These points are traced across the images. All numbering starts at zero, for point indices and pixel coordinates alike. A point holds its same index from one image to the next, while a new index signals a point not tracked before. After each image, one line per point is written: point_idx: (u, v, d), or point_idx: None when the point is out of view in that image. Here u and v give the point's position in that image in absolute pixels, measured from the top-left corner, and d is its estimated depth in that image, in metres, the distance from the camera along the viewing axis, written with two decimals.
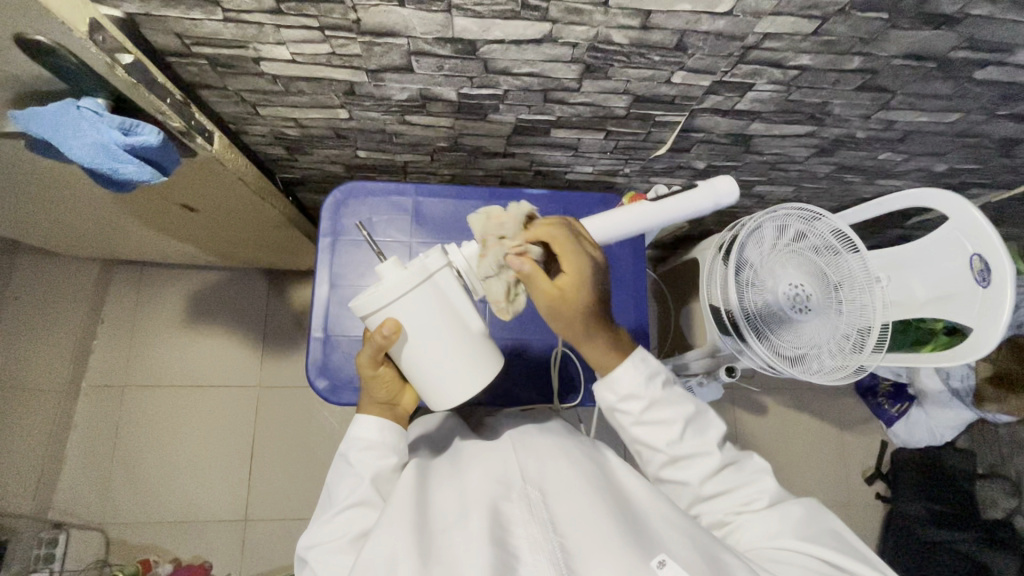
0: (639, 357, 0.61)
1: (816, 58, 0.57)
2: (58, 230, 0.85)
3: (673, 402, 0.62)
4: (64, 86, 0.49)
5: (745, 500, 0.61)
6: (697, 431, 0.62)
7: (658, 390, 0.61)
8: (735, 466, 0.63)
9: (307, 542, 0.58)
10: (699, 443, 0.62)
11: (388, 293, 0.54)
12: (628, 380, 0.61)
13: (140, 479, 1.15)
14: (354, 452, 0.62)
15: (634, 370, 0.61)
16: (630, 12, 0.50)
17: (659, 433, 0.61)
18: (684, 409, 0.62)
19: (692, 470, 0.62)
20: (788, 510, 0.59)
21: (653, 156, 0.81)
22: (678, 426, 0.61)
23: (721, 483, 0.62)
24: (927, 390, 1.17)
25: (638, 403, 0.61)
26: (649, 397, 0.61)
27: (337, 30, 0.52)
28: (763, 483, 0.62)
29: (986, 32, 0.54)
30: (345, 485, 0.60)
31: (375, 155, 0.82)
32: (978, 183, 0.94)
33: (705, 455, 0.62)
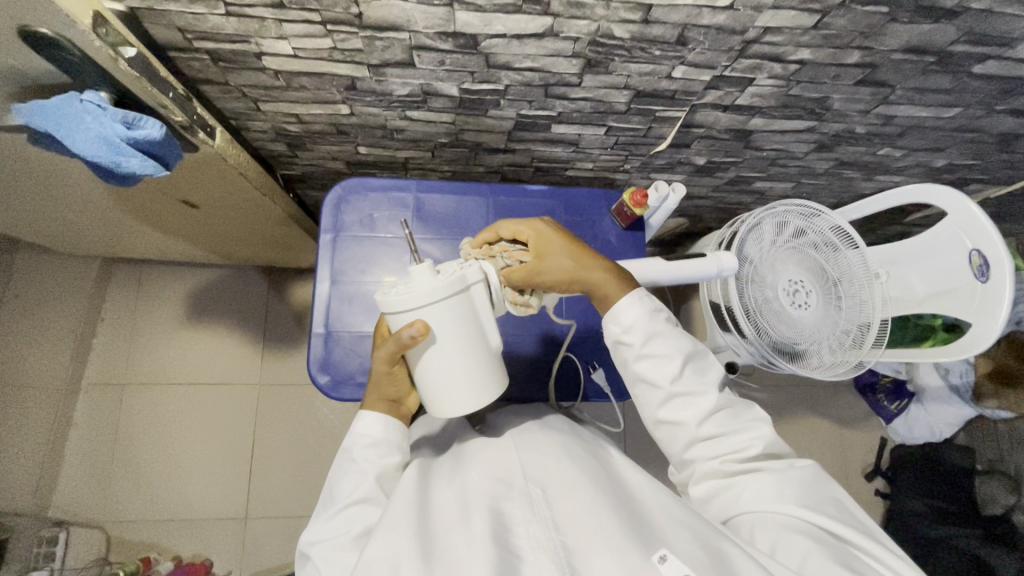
0: (642, 294, 0.61)
1: (816, 53, 0.57)
2: (59, 226, 0.85)
3: (675, 336, 0.61)
4: (67, 79, 0.49)
5: (743, 449, 0.61)
6: (697, 373, 0.62)
7: (661, 324, 0.61)
8: (732, 412, 0.62)
9: (308, 540, 0.58)
10: (699, 383, 0.61)
11: (423, 299, 0.53)
12: (631, 311, 0.60)
13: (141, 477, 1.15)
14: (355, 449, 0.62)
15: (638, 305, 0.60)
16: (631, 5, 0.50)
17: (661, 368, 0.60)
18: (685, 345, 0.61)
19: (691, 411, 0.61)
20: (787, 475, 0.59)
21: (653, 151, 0.82)
22: (678, 361, 0.60)
23: (717, 426, 0.61)
24: (927, 386, 1.20)
25: (638, 338, 0.60)
26: (650, 329, 0.60)
27: (339, 24, 0.53)
28: (761, 432, 0.62)
29: (985, 25, 0.54)
30: (346, 484, 0.60)
31: (376, 151, 0.82)
32: (977, 178, 0.95)
33: (704, 395, 0.61)
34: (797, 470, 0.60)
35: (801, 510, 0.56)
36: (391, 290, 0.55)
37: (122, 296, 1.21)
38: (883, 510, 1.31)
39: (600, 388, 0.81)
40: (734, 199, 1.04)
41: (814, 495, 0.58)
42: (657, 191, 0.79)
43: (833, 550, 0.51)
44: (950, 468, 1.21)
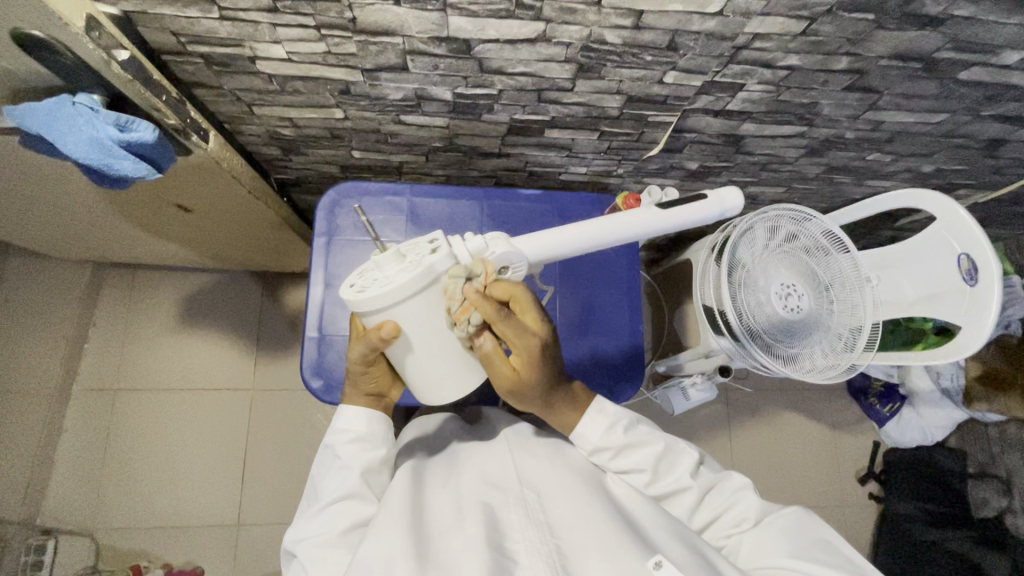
0: (602, 406, 0.63)
1: (804, 59, 0.58)
2: (49, 229, 0.85)
3: (641, 443, 0.63)
4: (61, 82, 0.49)
5: (735, 524, 0.62)
6: (669, 466, 0.64)
7: (625, 437, 0.62)
8: (715, 488, 0.65)
9: (295, 537, 0.57)
10: (675, 479, 0.63)
11: (396, 295, 0.51)
12: (593, 431, 0.62)
13: (129, 483, 1.14)
14: (339, 443, 0.60)
15: (598, 423, 0.62)
16: (623, 12, 0.51)
17: (636, 477, 0.63)
18: (652, 448, 0.63)
19: (679, 506, 0.64)
20: (774, 526, 0.60)
21: (646, 156, 0.82)
22: (650, 468, 0.63)
23: (709, 511, 0.63)
24: (918, 390, 1.21)
25: (607, 452, 0.62)
26: (616, 446, 0.62)
27: (333, 29, 0.53)
28: (748, 500, 0.63)
29: (970, 32, 0.55)
30: (329, 479, 0.59)
31: (370, 155, 0.82)
32: (965, 184, 0.96)
33: (686, 487, 0.63)
34: (781, 518, 0.60)
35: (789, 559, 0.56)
36: (359, 283, 0.54)
37: (113, 300, 1.20)
38: (876, 514, 1.32)
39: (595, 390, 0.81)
40: None
41: (798, 542, 0.57)
42: (650, 196, 0.82)
43: None
44: (944, 474, 1.22)
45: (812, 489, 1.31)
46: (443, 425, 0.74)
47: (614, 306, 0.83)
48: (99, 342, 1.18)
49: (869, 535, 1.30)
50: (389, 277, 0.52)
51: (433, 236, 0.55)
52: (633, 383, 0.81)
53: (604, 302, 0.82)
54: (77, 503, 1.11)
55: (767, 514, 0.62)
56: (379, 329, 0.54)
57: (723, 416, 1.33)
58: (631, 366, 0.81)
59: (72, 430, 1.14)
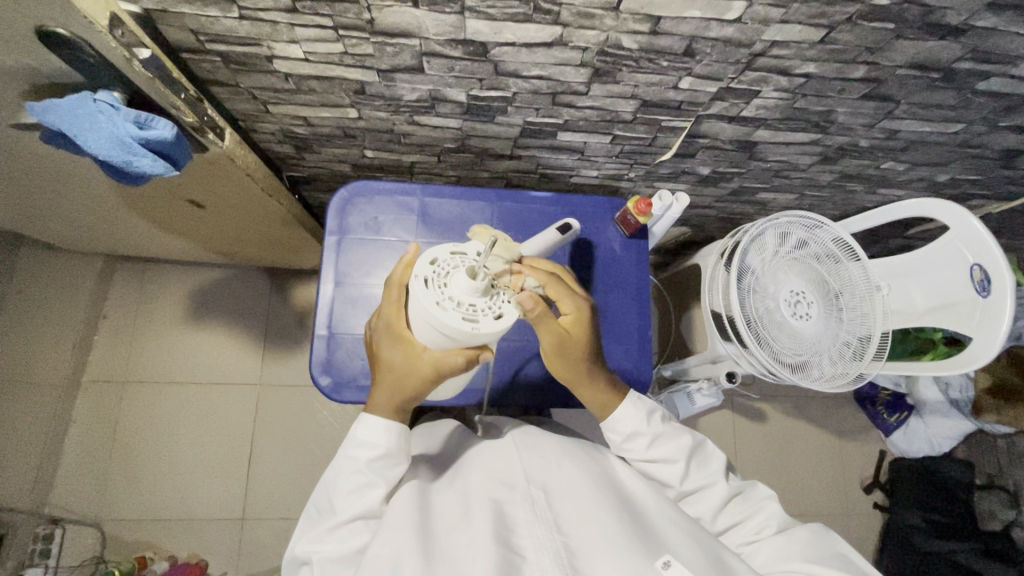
0: (635, 398, 0.66)
1: (822, 67, 0.58)
2: (63, 221, 0.86)
3: (673, 435, 0.65)
4: (82, 79, 0.50)
5: (756, 530, 0.62)
6: (700, 466, 0.66)
7: (658, 426, 0.65)
8: (742, 496, 0.65)
9: (310, 547, 0.56)
10: (705, 476, 0.65)
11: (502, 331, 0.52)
12: (627, 421, 0.64)
13: (136, 476, 1.14)
14: (365, 459, 0.58)
15: (633, 410, 0.65)
16: (641, 17, 0.51)
17: (664, 471, 0.64)
18: (683, 442, 0.65)
19: (704, 505, 0.64)
20: (794, 534, 0.60)
21: (658, 161, 0.82)
22: (681, 464, 0.64)
23: (732, 515, 0.64)
24: (926, 401, 1.21)
25: (641, 438, 0.64)
26: (651, 433, 0.64)
27: (351, 30, 0.53)
28: (772, 508, 0.63)
29: (990, 43, 0.55)
30: (351, 494, 0.57)
31: (382, 154, 0.83)
32: (979, 194, 0.95)
33: (713, 486, 0.64)
34: (802, 529, 0.61)
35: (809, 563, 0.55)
36: (453, 310, 0.50)
37: (123, 293, 1.21)
38: (881, 523, 1.31)
39: None
40: (737, 210, 1.04)
41: (820, 550, 0.57)
42: (660, 199, 0.81)
43: None
44: (949, 483, 1.21)
45: (816, 497, 1.31)
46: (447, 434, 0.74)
47: (622, 310, 0.83)
48: (108, 335, 1.19)
49: (874, 545, 1.29)
50: (493, 306, 0.51)
51: (476, 250, 0.54)
52: (640, 386, 0.80)
53: (613, 305, 0.82)
54: (85, 494, 1.12)
55: (788, 527, 0.62)
56: (474, 356, 0.56)
57: (728, 421, 1.32)
58: (639, 371, 0.81)
59: (81, 421, 1.15)
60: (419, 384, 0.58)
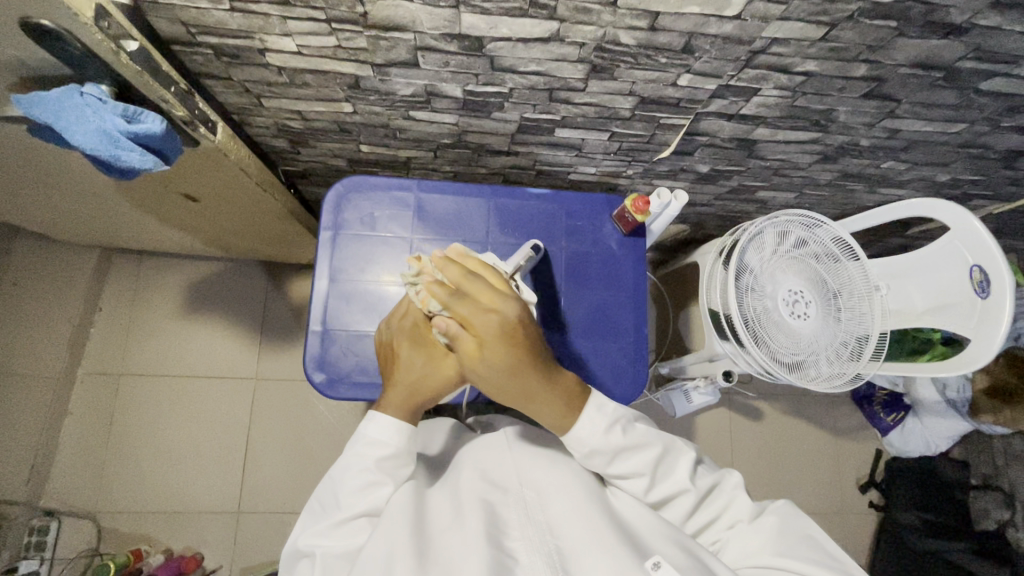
0: (601, 404, 0.59)
1: (822, 65, 0.57)
2: (57, 214, 0.85)
3: (639, 447, 0.59)
4: (70, 72, 0.49)
5: (727, 526, 0.62)
6: (667, 471, 0.61)
7: (625, 439, 0.58)
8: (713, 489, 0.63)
9: (312, 541, 0.56)
10: (674, 481, 0.61)
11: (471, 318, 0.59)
12: (592, 435, 0.57)
13: (132, 469, 1.14)
14: (374, 457, 0.58)
15: (596, 423, 0.58)
16: (639, 13, 0.50)
17: (633, 484, 0.60)
18: (652, 453, 0.60)
19: (673, 510, 0.61)
20: (765, 523, 0.60)
21: (657, 158, 0.81)
22: (648, 476, 0.60)
23: (703, 514, 0.62)
24: (923, 400, 1.21)
25: (602, 456, 0.58)
26: (613, 449, 0.58)
27: (344, 23, 0.52)
28: (742, 501, 0.62)
29: (994, 42, 0.54)
30: (359, 492, 0.57)
31: (378, 149, 0.82)
32: (980, 195, 0.94)
33: (683, 492, 0.61)
34: (771, 518, 0.60)
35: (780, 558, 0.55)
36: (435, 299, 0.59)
37: (119, 286, 1.21)
38: (876, 522, 1.31)
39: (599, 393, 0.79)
40: (736, 208, 1.03)
41: (788, 540, 0.57)
42: (658, 197, 0.80)
43: None
44: (944, 482, 1.21)
45: (812, 495, 1.31)
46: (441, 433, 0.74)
47: (619, 309, 0.82)
48: (104, 328, 1.19)
49: (869, 544, 1.30)
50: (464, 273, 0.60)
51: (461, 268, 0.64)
52: (636, 386, 0.80)
53: (609, 304, 0.82)
54: (81, 486, 1.12)
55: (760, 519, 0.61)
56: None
57: (724, 419, 1.32)
58: (635, 371, 0.80)
59: (77, 414, 1.15)
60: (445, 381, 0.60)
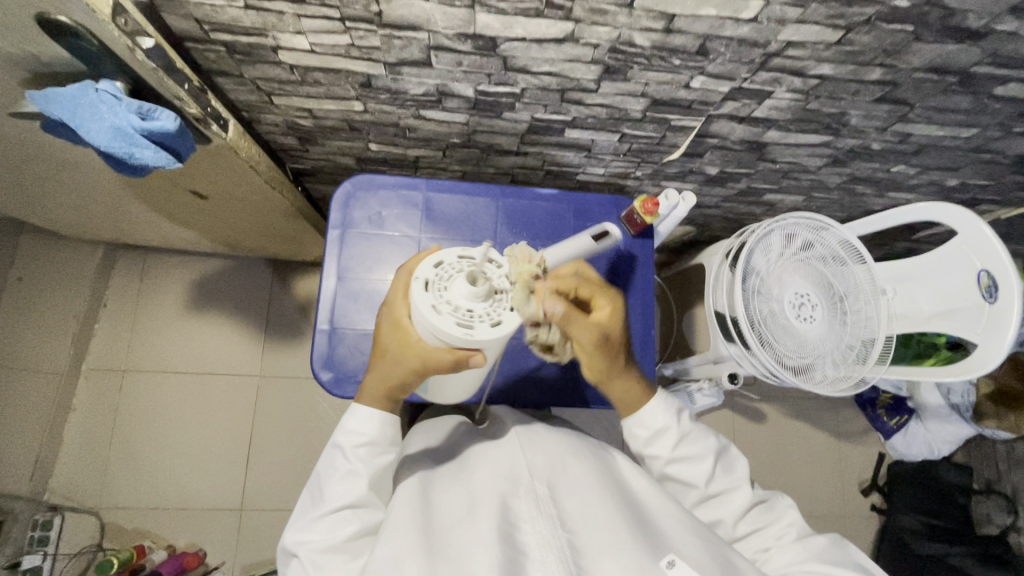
0: (665, 395, 0.66)
1: (837, 68, 0.57)
2: (63, 209, 0.85)
3: (702, 437, 0.65)
4: (83, 68, 0.49)
5: (775, 538, 0.62)
6: (725, 470, 0.65)
7: (687, 425, 0.65)
8: (766, 505, 0.65)
9: (297, 539, 0.56)
10: (728, 480, 0.65)
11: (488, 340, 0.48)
12: (656, 416, 0.64)
13: (135, 465, 1.14)
14: (348, 446, 0.58)
15: (663, 408, 0.65)
16: (655, 14, 0.49)
17: (690, 470, 0.64)
18: (710, 443, 0.65)
19: (726, 509, 0.64)
20: (810, 540, 0.60)
21: (666, 160, 0.81)
22: (708, 462, 0.64)
23: (753, 522, 0.63)
24: (927, 404, 1.20)
25: (668, 437, 0.64)
26: (679, 431, 0.64)
27: (358, 22, 0.52)
28: (793, 517, 0.63)
29: (1011, 48, 0.54)
30: (337, 482, 0.57)
31: (387, 148, 0.82)
32: (988, 200, 0.94)
33: (737, 490, 0.64)
34: (820, 536, 0.60)
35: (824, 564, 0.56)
36: (448, 313, 0.48)
37: (124, 282, 1.21)
38: (878, 526, 1.31)
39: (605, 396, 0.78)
40: (743, 210, 1.03)
41: (836, 553, 0.57)
42: (666, 199, 0.80)
43: None
44: (946, 487, 1.21)
45: (814, 498, 1.31)
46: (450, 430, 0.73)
47: (627, 311, 0.82)
48: (108, 323, 1.19)
49: (871, 547, 1.30)
50: (490, 312, 0.48)
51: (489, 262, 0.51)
52: None
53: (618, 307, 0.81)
54: (86, 482, 1.12)
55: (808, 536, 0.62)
56: (459, 357, 0.50)
57: (728, 421, 1.32)
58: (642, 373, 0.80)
59: (81, 409, 1.15)
60: (399, 370, 0.55)
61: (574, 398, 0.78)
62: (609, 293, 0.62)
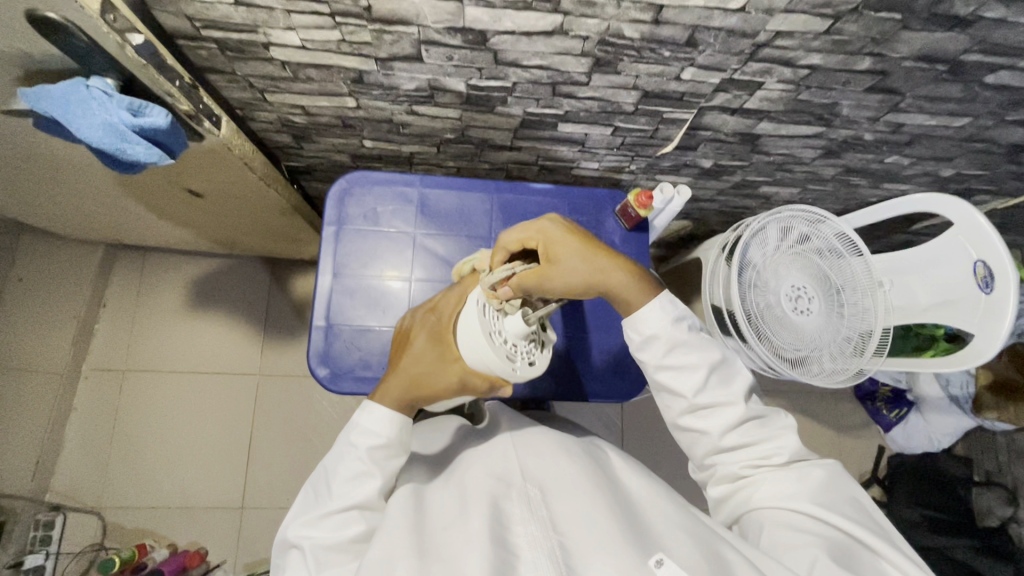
0: (667, 299, 0.61)
1: (826, 58, 0.57)
2: (59, 209, 0.86)
3: (700, 348, 0.61)
4: (75, 65, 0.49)
5: (764, 457, 0.61)
6: (722, 381, 0.61)
7: (687, 334, 0.61)
8: (762, 420, 0.62)
9: (303, 532, 0.56)
10: (724, 394, 0.61)
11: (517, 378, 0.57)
12: (653, 318, 0.60)
13: (137, 464, 1.15)
14: (365, 446, 0.58)
15: (660, 309, 0.61)
16: (643, 6, 0.50)
17: (683, 380, 0.61)
18: (710, 358, 0.61)
19: (714, 420, 0.61)
20: (807, 472, 0.60)
21: (659, 153, 0.81)
22: (702, 373, 0.60)
23: (743, 436, 0.61)
24: (926, 396, 1.20)
25: (660, 345, 0.60)
26: (673, 341, 0.60)
27: (347, 17, 0.52)
28: (788, 441, 0.61)
29: (999, 35, 0.54)
30: (350, 481, 0.58)
31: (381, 145, 0.82)
32: (984, 190, 0.94)
33: (731, 407, 0.61)
34: (817, 468, 0.60)
35: (820, 509, 0.56)
36: (501, 344, 0.56)
37: (123, 282, 1.21)
38: None
39: (602, 390, 0.78)
40: (739, 203, 1.03)
41: (832, 493, 0.58)
42: (661, 193, 0.80)
43: (839, 556, 0.51)
44: (948, 479, 1.21)
45: None
46: (444, 429, 0.74)
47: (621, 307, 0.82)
48: (108, 324, 1.19)
49: None
50: (525, 352, 0.58)
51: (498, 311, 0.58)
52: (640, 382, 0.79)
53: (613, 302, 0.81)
54: (88, 482, 1.13)
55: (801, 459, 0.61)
56: (496, 386, 0.59)
57: None
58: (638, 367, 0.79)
59: (82, 409, 1.15)
60: (443, 370, 0.60)
61: (571, 392, 0.78)
62: (523, 231, 0.60)
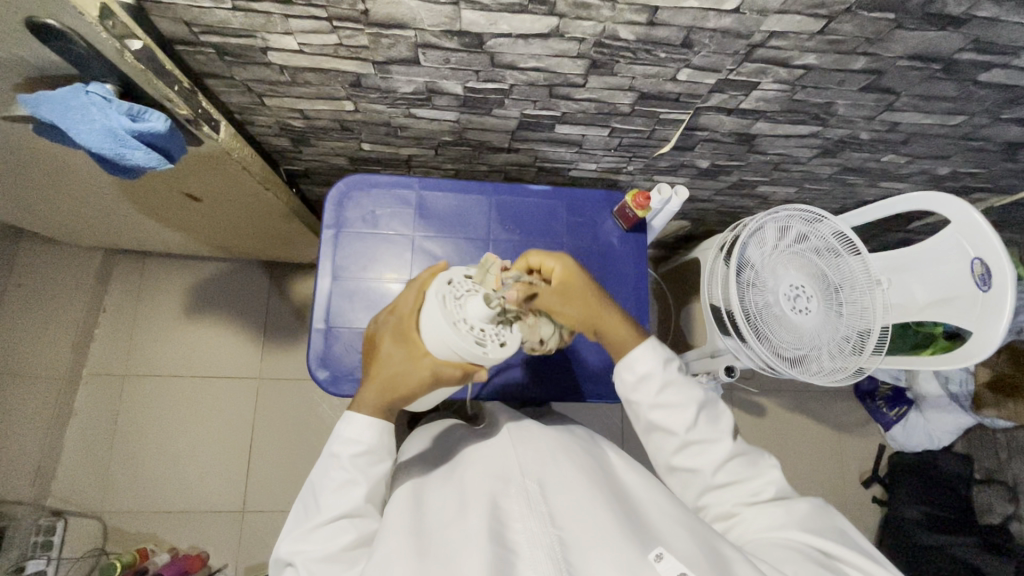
0: (655, 342, 0.64)
1: (821, 58, 0.57)
2: (60, 216, 0.86)
3: (688, 386, 0.62)
4: (74, 71, 0.49)
5: (753, 493, 0.61)
6: (710, 420, 0.62)
7: (674, 373, 0.63)
8: (749, 459, 0.62)
9: (293, 548, 0.56)
10: (711, 431, 0.62)
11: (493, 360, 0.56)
12: (645, 360, 0.63)
13: (138, 469, 1.15)
14: (345, 455, 0.58)
15: (651, 353, 0.63)
16: (638, 8, 0.50)
17: (675, 419, 0.61)
18: (696, 393, 0.62)
19: (703, 459, 0.61)
20: (794, 505, 0.59)
21: (657, 154, 0.82)
22: (691, 410, 0.61)
23: (730, 473, 0.61)
24: (925, 395, 1.21)
25: (653, 382, 0.62)
26: (663, 379, 0.62)
27: (344, 21, 0.53)
28: (773, 475, 0.62)
29: (992, 33, 0.54)
30: (336, 491, 0.57)
31: (380, 148, 0.82)
32: (980, 187, 0.94)
33: (718, 443, 0.61)
34: (803, 502, 0.60)
35: (807, 534, 0.55)
36: (467, 332, 0.56)
37: (122, 287, 1.21)
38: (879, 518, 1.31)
39: (601, 390, 0.79)
40: (736, 203, 1.04)
41: (820, 524, 0.57)
42: (659, 193, 0.80)
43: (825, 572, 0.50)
44: (948, 477, 1.22)
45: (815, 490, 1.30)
46: (442, 430, 0.74)
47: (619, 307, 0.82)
48: (107, 329, 1.19)
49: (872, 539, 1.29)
50: (495, 335, 0.57)
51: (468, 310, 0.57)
52: None
53: None
54: (88, 488, 1.13)
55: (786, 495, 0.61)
56: (469, 372, 0.58)
57: None
58: None
59: (82, 415, 1.15)
60: (410, 368, 0.59)
61: (570, 393, 0.78)
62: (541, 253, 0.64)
